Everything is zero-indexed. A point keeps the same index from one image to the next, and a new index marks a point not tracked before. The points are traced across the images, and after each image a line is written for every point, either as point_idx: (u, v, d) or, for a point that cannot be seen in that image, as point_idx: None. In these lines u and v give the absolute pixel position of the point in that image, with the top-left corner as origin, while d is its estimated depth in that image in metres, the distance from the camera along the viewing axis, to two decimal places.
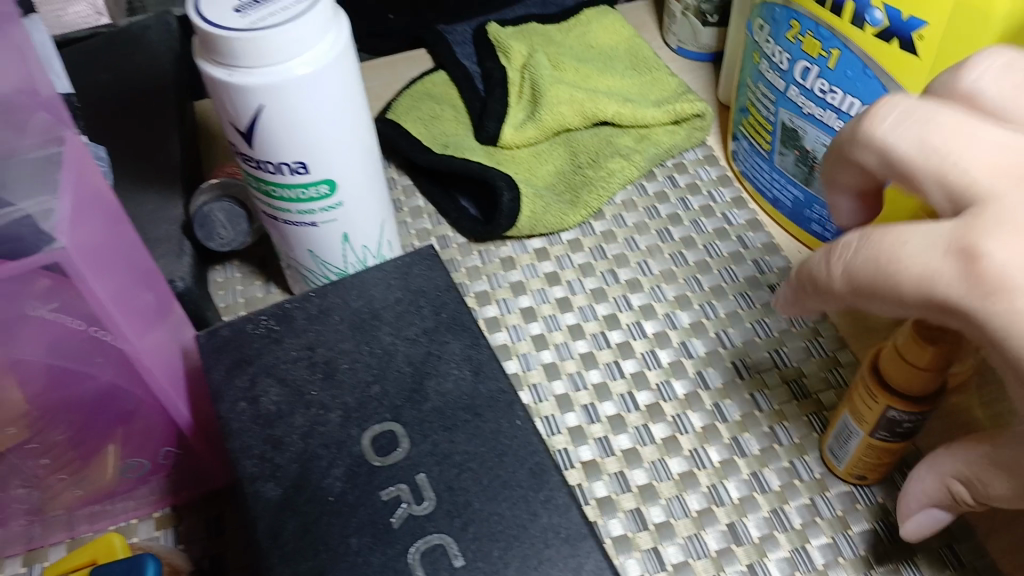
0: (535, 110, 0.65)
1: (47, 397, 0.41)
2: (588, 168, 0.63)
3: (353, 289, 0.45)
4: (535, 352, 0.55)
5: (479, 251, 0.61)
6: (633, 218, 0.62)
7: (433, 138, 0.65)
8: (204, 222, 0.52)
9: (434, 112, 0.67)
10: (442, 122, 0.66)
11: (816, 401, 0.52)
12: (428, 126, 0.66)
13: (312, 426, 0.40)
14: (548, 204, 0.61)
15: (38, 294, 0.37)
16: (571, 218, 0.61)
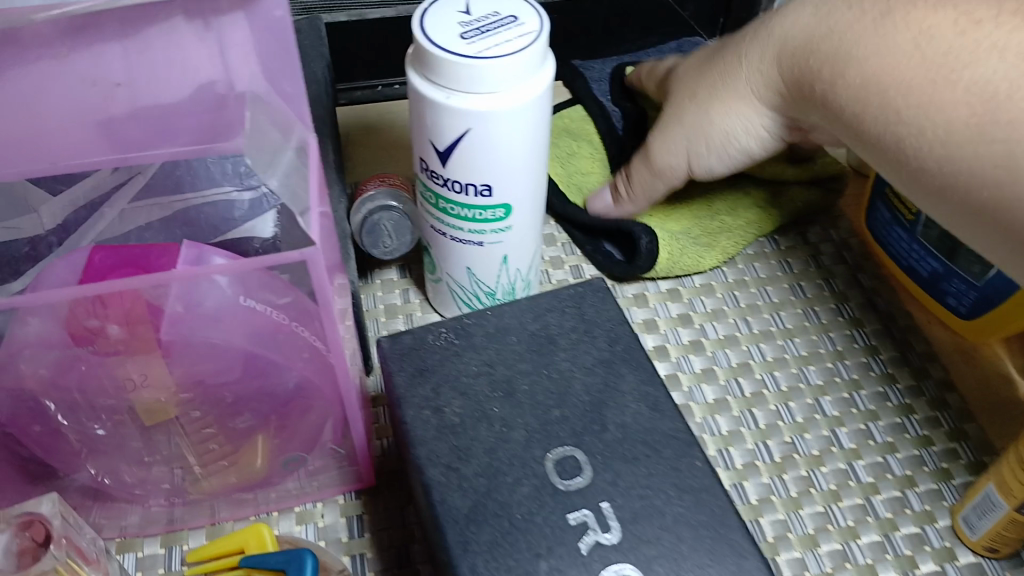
0: None
1: (242, 386, 0.42)
2: (724, 215, 0.64)
3: (530, 311, 0.46)
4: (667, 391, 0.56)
5: (612, 285, 0.62)
6: (765, 270, 0.63)
7: (569, 178, 0.66)
8: (371, 232, 0.55)
9: (571, 149, 0.68)
10: (579, 159, 0.67)
11: (946, 471, 0.53)
12: (565, 164, 0.67)
13: (495, 442, 0.41)
14: (685, 246, 0.62)
15: (270, 287, 0.39)
16: (707, 261, 0.62)
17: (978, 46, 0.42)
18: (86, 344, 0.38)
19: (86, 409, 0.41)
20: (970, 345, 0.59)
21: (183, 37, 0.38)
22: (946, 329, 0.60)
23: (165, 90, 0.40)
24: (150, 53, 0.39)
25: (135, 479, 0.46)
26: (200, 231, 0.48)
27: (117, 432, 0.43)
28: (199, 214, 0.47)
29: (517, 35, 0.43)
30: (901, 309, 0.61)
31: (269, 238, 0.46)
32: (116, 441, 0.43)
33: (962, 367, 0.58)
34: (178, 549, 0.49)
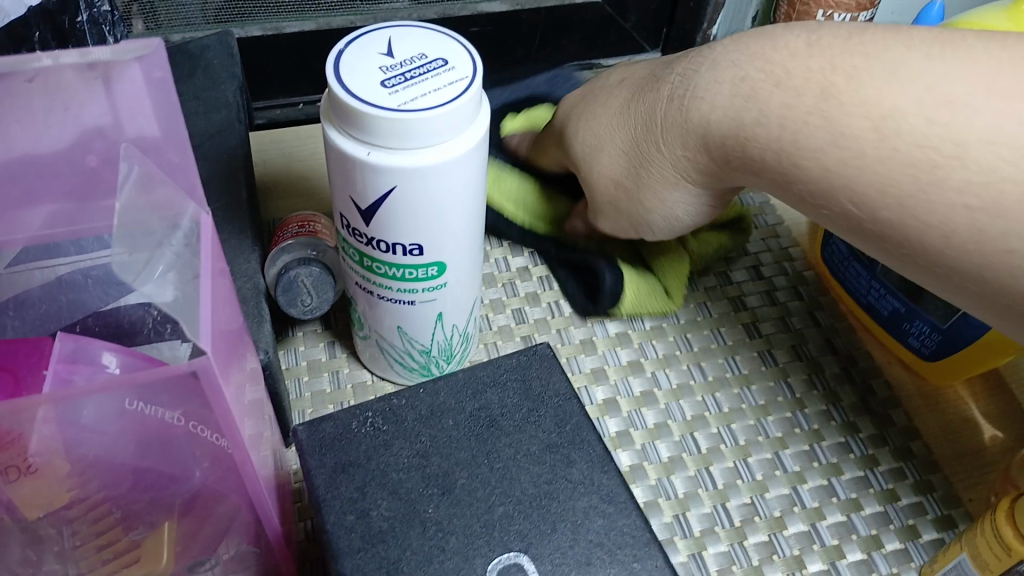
0: None
1: (133, 498, 0.36)
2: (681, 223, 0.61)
3: (467, 388, 0.41)
4: (619, 450, 0.52)
5: (557, 329, 0.58)
6: (718, 310, 0.60)
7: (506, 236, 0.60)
8: (288, 288, 0.51)
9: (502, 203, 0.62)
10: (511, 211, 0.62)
11: (913, 528, 0.50)
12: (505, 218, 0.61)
13: (430, 551, 0.36)
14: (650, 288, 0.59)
15: (160, 399, 0.32)
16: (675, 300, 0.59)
17: (964, 133, 0.34)
18: None
19: None
20: (933, 388, 0.56)
21: (62, 89, 0.35)
22: (906, 370, 0.57)
23: (36, 146, 0.36)
24: (23, 103, 0.35)
25: None
26: (89, 298, 0.41)
27: None
28: (86, 278, 0.41)
29: (448, 82, 0.38)
30: (860, 349, 0.58)
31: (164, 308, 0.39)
32: None
33: (924, 409, 0.55)
34: None
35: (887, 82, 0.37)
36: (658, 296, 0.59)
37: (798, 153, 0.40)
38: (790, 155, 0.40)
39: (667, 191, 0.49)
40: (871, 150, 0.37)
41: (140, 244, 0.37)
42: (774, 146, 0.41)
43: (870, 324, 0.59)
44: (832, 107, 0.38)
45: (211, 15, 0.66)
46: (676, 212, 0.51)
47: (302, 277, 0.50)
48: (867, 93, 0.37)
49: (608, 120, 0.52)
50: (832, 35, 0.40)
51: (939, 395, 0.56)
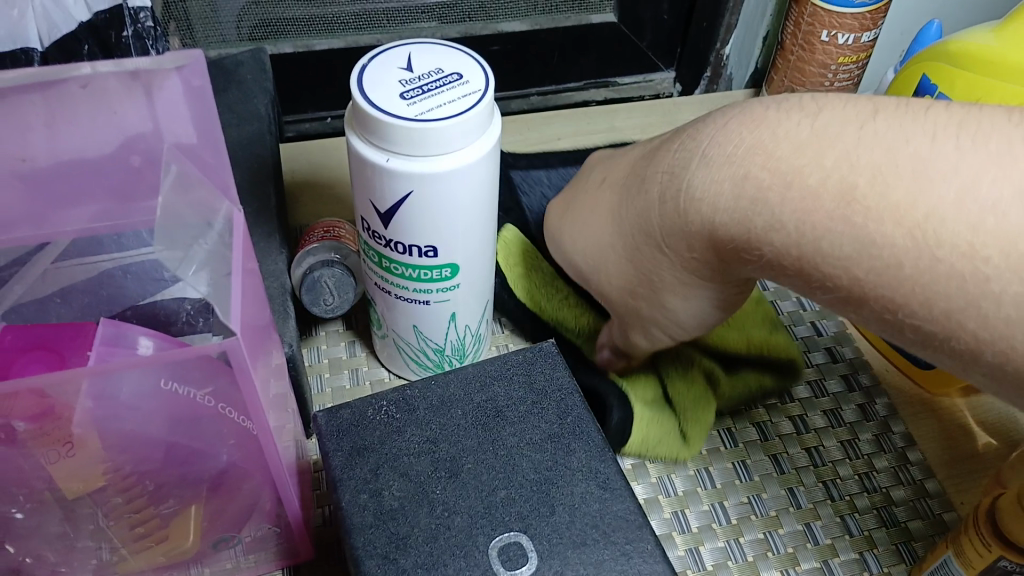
0: None
1: (164, 472, 0.39)
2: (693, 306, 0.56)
3: (476, 381, 0.44)
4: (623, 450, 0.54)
5: None
6: None
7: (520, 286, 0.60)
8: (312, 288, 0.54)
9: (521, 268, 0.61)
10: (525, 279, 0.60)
11: (906, 530, 0.51)
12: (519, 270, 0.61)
13: (437, 529, 0.39)
14: (663, 431, 0.53)
15: (192, 378, 0.35)
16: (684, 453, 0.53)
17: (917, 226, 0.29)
18: None
19: None
20: (930, 396, 0.58)
21: (107, 92, 0.38)
22: (904, 378, 0.59)
23: (85, 150, 0.40)
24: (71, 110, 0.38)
25: (60, 557, 0.45)
26: (127, 293, 0.46)
27: (37, 514, 0.42)
28: (124, 275, 0.45)
29: (462, 95, 0.41)
30: (860, 358, 0.60)
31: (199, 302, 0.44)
32: (34, 523, 0.42)
33: (921, 416, 0.57)
34: None
35: (918, 172, 0.29)
36: (671, 439, 0.53)
37: (821, 258, 0.32)
38: (809, 255, 0.32)
39: (685, 292, 0.43)
40: (911, 261, 0.29)
41: (179, 240, 0.40)
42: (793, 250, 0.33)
43: (869, 335, 0.61)
44: (859, 212, 0.30)
45: (245, 33, 0.70)
46: (691, 314, 0.45)
47: (325, 277, 0.54)
48: (895, 187, 0.29)
49: (602, 223, 0.48)
50: (855, 111, 0.32)
51: (935, 403, 0.58)
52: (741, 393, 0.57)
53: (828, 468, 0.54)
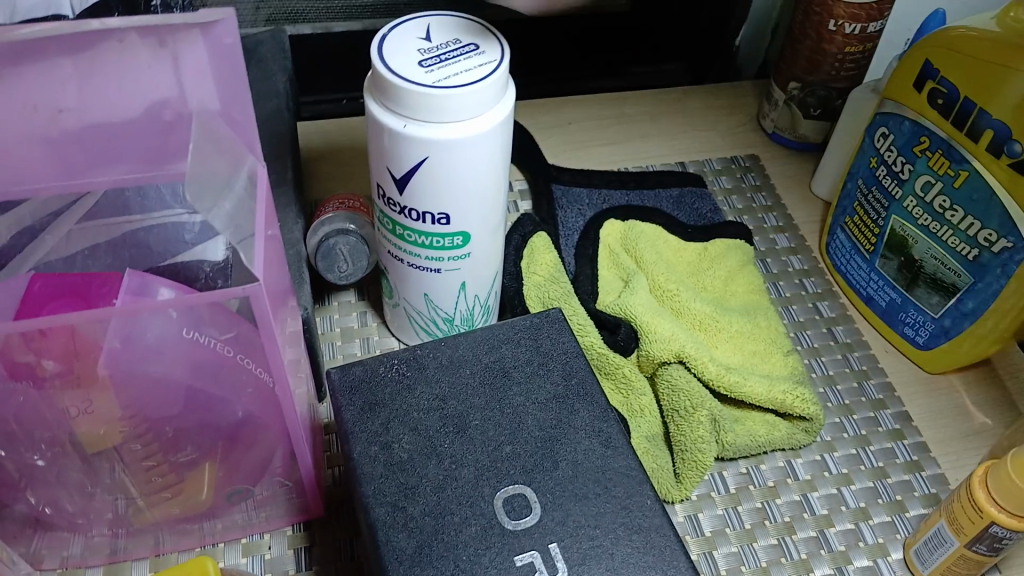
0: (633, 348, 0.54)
1: (184, 419, 0.41)
2: (674, 420, 0.52)
3: (484, 344, 0.46)
4: None
5: None
6: None
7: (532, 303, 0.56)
8: (328, 255, 0.56)
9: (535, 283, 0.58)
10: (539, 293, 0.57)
11: (901, 503, 0.53)
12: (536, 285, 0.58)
13: (444, 480, 0.40)
14: (658, 466, 0.51)
15: (214, 322, 0.37)
16: (675, 494, 0.50)
17: None
18: (22, 378, 0.37)
19: (24, 440, 0.41)
20: (929, 376, 0.59)
21: (135, 57, 0.39)
22: (904, 359, 0.60)
23: (115, 112, 0.40)
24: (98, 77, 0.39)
25: (77, 508, 0.46)
26: (150, 254, 0.47)
27: (57, 463, 0.43)
28: (148, 235, 0.47)
29: (477, 64, 0.43)
30: (859, 338, 0.61)
31: (220, 262, 0.47)
32: (55, 471, 0.43)
33: (917, 395, 0.58)
34: None
35: None
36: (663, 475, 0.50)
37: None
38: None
39: None
40: None
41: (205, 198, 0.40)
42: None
43: (870, 317, 0.62)
44: None
45: (262, 16, 0.72)
46: None
47: (341, 244, 0.56)
48: None
49: None
50: None
51: (934, 383, 0.59)
52: (744, 443, 0.52)
53: (826, 442, 0.55)
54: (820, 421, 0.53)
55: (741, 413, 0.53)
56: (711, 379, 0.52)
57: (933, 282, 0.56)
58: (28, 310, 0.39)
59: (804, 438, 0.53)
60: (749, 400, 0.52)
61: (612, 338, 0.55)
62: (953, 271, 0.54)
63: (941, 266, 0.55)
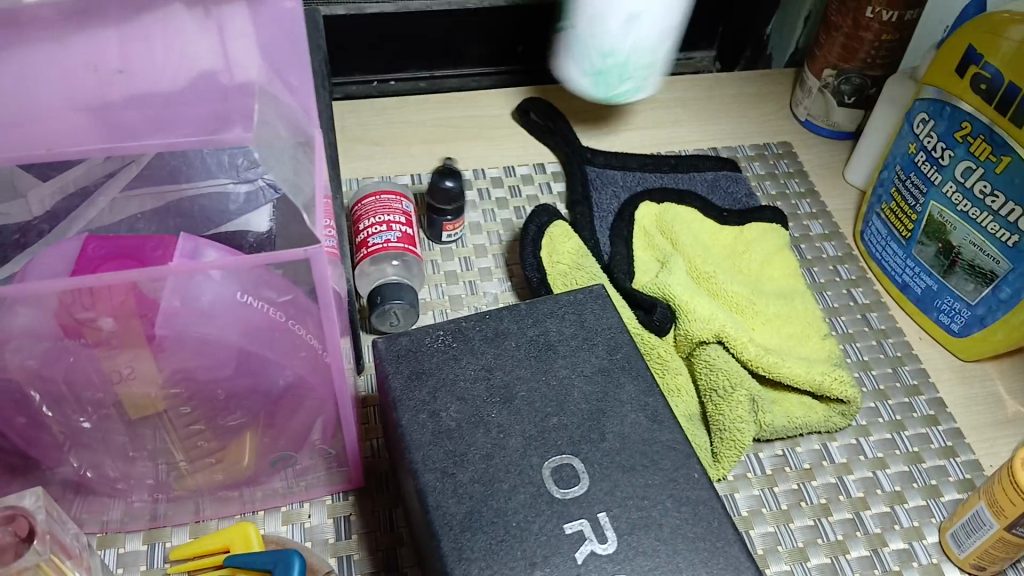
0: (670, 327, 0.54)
1: (234, 383, 0.41)
2: (711, 398, 0.52)
3: (528, 316, 0.46)
4: None
5: None
6: None
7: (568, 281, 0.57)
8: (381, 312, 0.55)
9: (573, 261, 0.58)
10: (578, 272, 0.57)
11: (936, 487, 0.53)
12: (573, 263, 0.58)
13: (492, 449, 0.40)
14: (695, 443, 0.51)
15: (270, 284, 0.38)
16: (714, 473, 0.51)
17: None
18: (75, 337, 0.37)
19: (72, 401, 0.41)
20: (962, 363, 0.59)
21: (178, 28, 0.39)
22: (937, 346, 0.60)
23: (162, 78, 0.39)
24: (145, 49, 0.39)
25: (119, 473, 0.46)
26: (195, 224, 0.47)
27: (102, 426, 0.43)
28: (193, 205, 0.47)
29: None
30: (893, 325, 0.61)
31: (264, 233, 0.46)
32: (100, 434, 0.43)
33: (951, 382, 0.58)
34: (161, 546, 0.49)
35: None
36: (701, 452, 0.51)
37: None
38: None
39: None
40: None
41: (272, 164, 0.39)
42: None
43: (904, 304, 0.62)
44: None
45: None
46: None
47: (395, 308, 0.55)
48: None
49: None
50: None
51: (968, 370, 0.59)
52: (778, 425, 0.52)
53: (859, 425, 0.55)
54: (857, 405, 0.53)
55: (777, 394, 0.54)
56: (751, 359, 0.52)
57: (971, 268, 0.56)
58: (82, 271, 0.38)
59: (840, 421, 0.54)
60: (786, 381, 0.53)
61: (648, 317, 0.55)
62: (991, 257, 0.54)
63: (979, 252, 0.55)
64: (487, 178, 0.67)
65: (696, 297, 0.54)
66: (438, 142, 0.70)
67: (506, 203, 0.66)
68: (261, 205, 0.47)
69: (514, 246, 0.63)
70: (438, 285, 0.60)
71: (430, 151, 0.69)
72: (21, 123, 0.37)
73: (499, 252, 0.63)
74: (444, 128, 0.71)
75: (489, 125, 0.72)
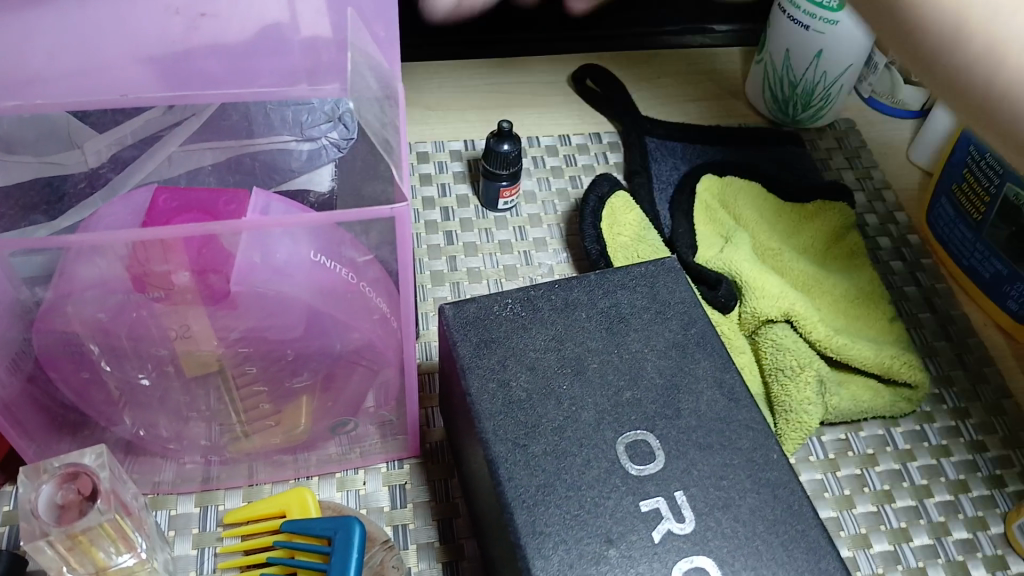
0: (735, 303, 0.53)
1: (303, 344, 0.39)
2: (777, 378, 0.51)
3: (599, 287, 0.44)
4: None
5: None
6: None
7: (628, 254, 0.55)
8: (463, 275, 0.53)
9: (638, 232, 0.56)
10: (645, 244, 0.56)
11: (1000, 477, 0.51)
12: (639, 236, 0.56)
13: (565, 421, 0.39)
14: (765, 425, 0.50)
15: (352, 243, 0.37)
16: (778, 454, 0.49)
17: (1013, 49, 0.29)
18: (146, 290, 0.36)
19: (133, 357, 0.40)
20: None
21: None
22: (1003, 334, 0.58)
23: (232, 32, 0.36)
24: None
25: (172, 433, 0.45)
26: (255, 181, 0.46)
27: (160, 384, 0.42)
28: (254, 161, 0.46)
29: None
30: (958, 310, 0.59)
31: (325, 193, 0.46)
32: (158, 392, 0.43)
33: (1017, 371, 0.57)
34: (214, 509, 0.48)
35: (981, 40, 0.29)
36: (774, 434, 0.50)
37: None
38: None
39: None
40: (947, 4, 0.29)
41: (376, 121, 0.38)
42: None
43: (969, 289, 0.60)
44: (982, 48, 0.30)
45: None
46: None
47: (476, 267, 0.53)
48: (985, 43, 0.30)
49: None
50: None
51: None
52: (845, 408, 0.51)
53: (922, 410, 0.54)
54: (924, 391, 0.52)
55: (842, 376, 0.53)
56: (818, 340, 0.51)
57: None
58: (152, 222, 0.37)
59: (906, 407, 0.53)
60: (854, 364, 0.52)
61: (711, 293, 0.53)
62: None
63: None
64: (541, 147, 0.66)
65: (763, 274, 0.53)
66: (491, 109, 0.68)
67: (561, 172, 0.64)
68: (323, 163, 0.46)
69: (570, 217, 0.62)
70: (492, 255, 0.59)
71: (483, 117, 0.68)
72: (86, 73, 0.35)
73: (555, 222, 0.61)
74: (496, 93, 0.69)
75: (542, 92, 0.70)
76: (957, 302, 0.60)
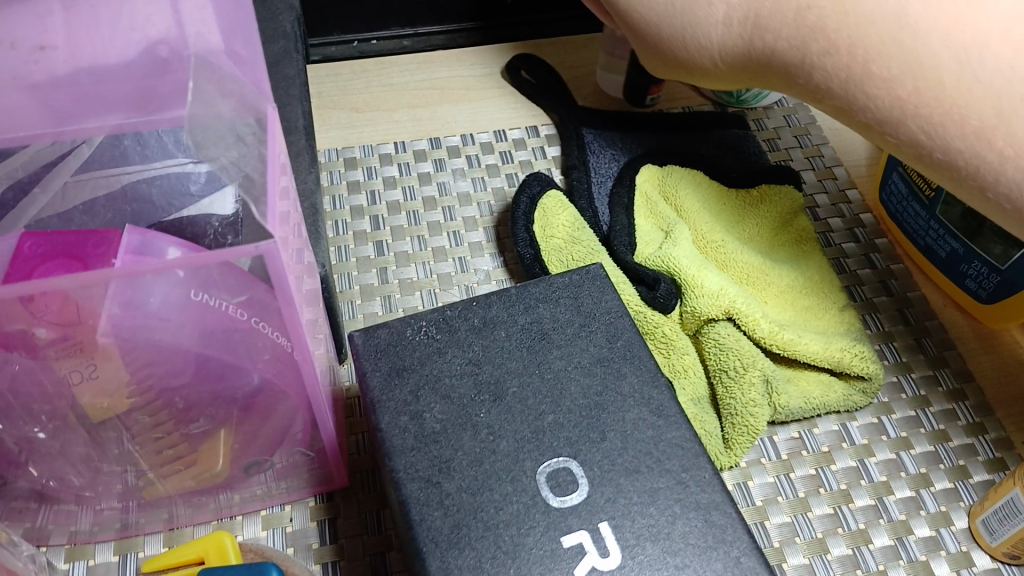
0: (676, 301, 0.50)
1: (194, 389, 0.38)
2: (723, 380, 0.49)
3: (520, 302, 0.41)
4: None
5: None
6: None
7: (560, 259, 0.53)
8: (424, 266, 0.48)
9: (568, 235, 0.54)
10: (577, 246, 0.53)
11: (964, 468, 0.49)
12: (569, 240, 0.53)
13: (481, 453, 0.37)
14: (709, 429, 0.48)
15: (226, 285, 0.33)
16: (725, 461, 0.47)
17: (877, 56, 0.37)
18: (14, 348, 0.34)
19: (23, 412, 0.37)
20: (988, 331, 0.55)
21: None
22: (963, 315, 0.56)
23: (112, 48, 0.38)
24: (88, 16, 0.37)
25: (83, 482, 0.43)
26: (154, 210, 0.42)
27: (60, 436, 0.39)
28: (150, 187, 0.42)
29: None
30: (916, 292, 0.57)
31: (229, 217, 0.41)
32: (58, 445, 0.40)
33: (977, 352, 0.54)
34: (133, 558, 0.46)
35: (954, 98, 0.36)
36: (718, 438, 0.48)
37: (867, 80, 0.38)
38: (857, 82, 0.38)
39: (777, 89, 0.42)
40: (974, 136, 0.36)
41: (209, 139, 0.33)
42: (841, 74, 0.38)
43: (927, 268, 0.57)
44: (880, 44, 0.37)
45: None
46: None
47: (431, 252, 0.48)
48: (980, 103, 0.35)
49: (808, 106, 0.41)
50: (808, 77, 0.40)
51: (996, 340, 0.55)
52: (797, 407, 0.49)
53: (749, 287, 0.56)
54: (879, 382, 0.50)
55: (792, 372, 0.51)
56: (763, 337, 0.49)
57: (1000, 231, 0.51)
58: (15, 274, 0.35)
59: (861, 400, 0.50)
60: (803, 359, 0.50)
61: (650, 293, 0.50)
62: None
63: None
64: (476, 144, 0.63)
65: (708, 274, 0.50)
66: (424, 106, 0.65)
67: (497, 170, 0.61)
68: (224, 185, 0.41)
69: (505, 217, 0.59)
70: (426, 263, 0.56)
71: (414, 116, 0.65)
72: None
73: (489, 225, 0.58)
74: (428, 89, 0.67)
75: (476, 86, 0.67)
76: (913, 284, 0.57)
